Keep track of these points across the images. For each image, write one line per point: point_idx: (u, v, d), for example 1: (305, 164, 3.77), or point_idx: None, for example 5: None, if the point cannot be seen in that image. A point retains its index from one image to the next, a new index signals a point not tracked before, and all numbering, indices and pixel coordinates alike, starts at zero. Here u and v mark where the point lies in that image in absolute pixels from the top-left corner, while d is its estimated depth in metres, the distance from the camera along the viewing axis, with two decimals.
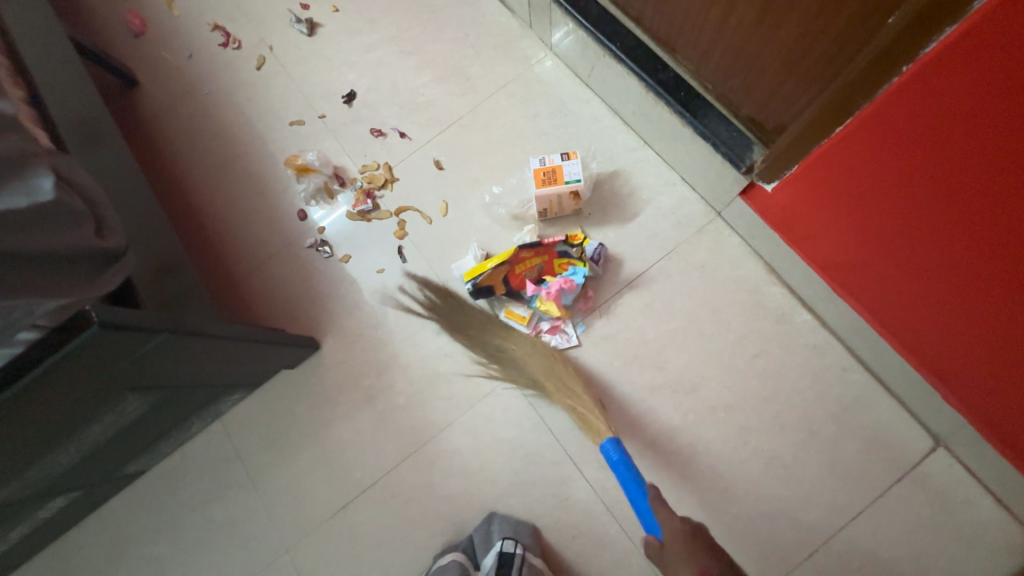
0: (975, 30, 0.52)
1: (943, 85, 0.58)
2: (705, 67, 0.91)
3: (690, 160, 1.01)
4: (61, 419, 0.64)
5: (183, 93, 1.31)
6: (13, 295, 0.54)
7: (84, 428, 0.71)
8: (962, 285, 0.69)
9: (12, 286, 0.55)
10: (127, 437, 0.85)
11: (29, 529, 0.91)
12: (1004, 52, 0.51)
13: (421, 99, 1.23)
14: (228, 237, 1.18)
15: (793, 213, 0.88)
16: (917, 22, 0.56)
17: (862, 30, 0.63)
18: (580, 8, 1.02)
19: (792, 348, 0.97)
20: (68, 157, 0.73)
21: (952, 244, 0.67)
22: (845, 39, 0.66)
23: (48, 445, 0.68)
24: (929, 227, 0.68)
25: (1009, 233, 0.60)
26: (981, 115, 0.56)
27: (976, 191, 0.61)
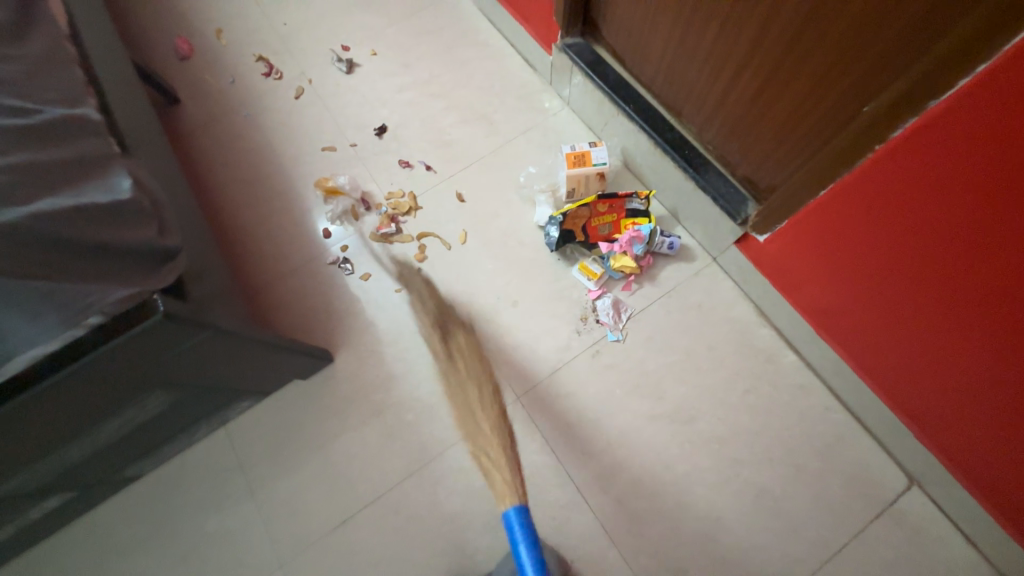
0: (930, 124, 0.64)
1: (908, 165, 0.69)
2: (708, 131, 1.05)
3: (690, 210, 1.13)
4: (92, 409, 0.67)
5: (222, 114, 1.40)
6: (93, 282, 0.61)
7: (107, 420, 0.73)
8: (932, 331, 0.79)
9: (92, 275, 0.61)
10: (135, 435, 0.85)
11: (16, 530, 0.88)
12: (954, 142, 0.63)
13: (446, 137, 1.34)
14: (252, 248, 1.23)
15: (781, 263, 0.99)
16: (888, 110, 0.68)
17: (842, 113, 0.77)
18: (598, 72, 1.16)
19: (780, 386, 1.05)
20: (135, 163, 0.79)
21: (921, 296, 0.77)
22: (827, 118, 0.79)
23: (70, 435, 0.70)
24: (901, 280, 0.79)
25: (968, 289, 0.70)
26: (938, 190, 0.67)
27: (937, 251, 0.71)
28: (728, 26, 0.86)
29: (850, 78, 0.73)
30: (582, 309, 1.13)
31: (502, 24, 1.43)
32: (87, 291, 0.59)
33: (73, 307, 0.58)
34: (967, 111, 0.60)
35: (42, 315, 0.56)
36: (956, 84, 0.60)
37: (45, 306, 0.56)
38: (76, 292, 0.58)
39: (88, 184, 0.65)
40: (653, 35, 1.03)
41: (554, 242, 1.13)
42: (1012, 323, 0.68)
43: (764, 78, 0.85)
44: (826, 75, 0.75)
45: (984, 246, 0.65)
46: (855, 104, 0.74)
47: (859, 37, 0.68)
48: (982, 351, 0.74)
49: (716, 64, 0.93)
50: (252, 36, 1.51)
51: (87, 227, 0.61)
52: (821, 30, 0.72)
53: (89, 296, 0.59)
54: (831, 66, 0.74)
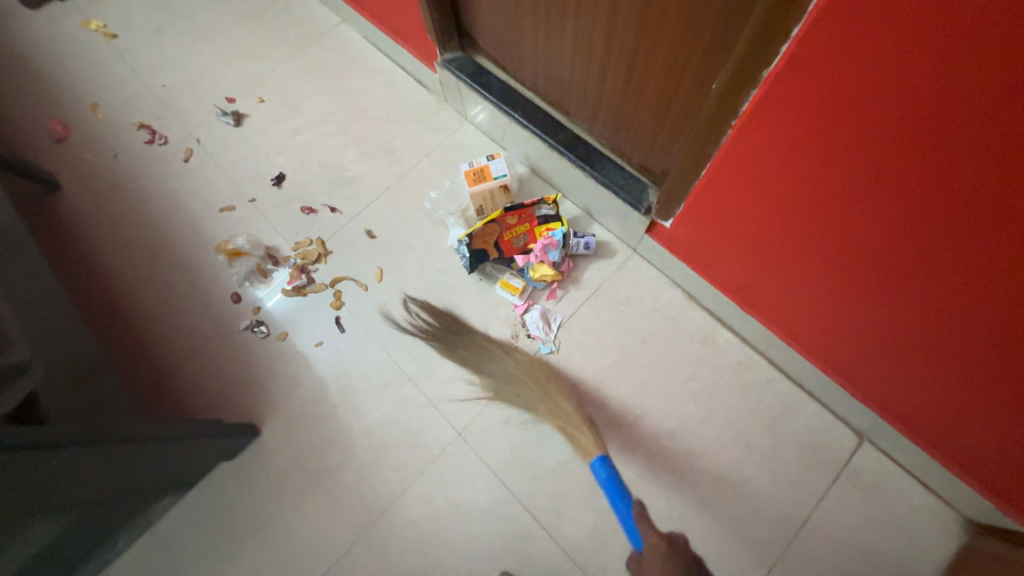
0: (768, 98, 0.61)
1: (763, 139, 0.66)
2: (597, 125, 1.02)
3: (601, 205, 1.09)
4: None
5: (108, 191, 1.32)
6: None
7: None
8: (836, 291, 0.77)
9: None
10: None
11: None
12: (794, 111, 0.59)
13: (349, 174, 1.29)
14: (157, 330, 1.15)
15: (691, 246, 0.96)
16: (728, 91, 0.64)
17: (703, 91, 0.75)
18: (482, 83, 1.13)
19: (719, 367, 1.03)
20: None
21: (816, 260, 0.75)
22: (693, 96, 0.77)
23: None
24: (795, 246, 0.76)
25: (853, 248, 0.68)
26: (797, 158, 0.64)
27: (816, 216, 0.69)
28: (581, 21, 0.84)
29: (698, 51, 0.70)
30: (511, 327, 1.09)
31: (387, 49, 1.39)
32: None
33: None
34: (795, 80, 0.56)
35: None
36: (775, 58, 0.56)
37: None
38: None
39: None
40: (523, 38, 1.01)
41: (471, 264, 1.08)
42: (918, 273, 0.63)
43: (627, 66, 0.83)
44: (676, 57, 0.74)
45: (875, 204, 0.60)
46: (709, 80, 0.72)
47: (693, 13, 0.66)
48: (884, 304, 0.72)
49: (584, 58, 0.90)
50: (131, 104, 1.44)
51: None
52: (660, 9, 0.70)
53: None
54: (679, 44, 0.72)
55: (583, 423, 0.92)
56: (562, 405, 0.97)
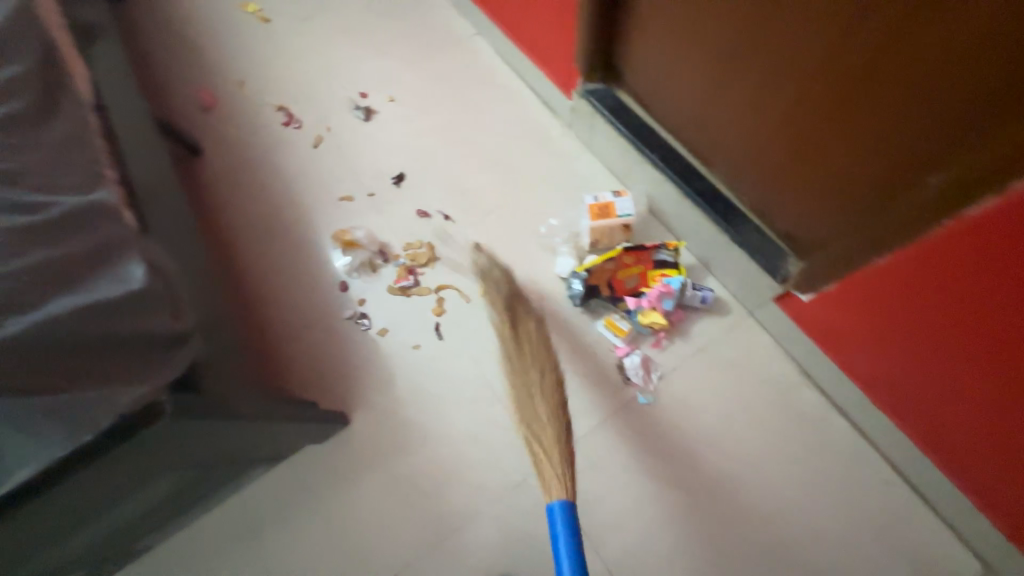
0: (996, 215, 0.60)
1: (968, 251, 0.65)
2: (741, 182, 1.00)
3: (726, 262, 1.06)
4: (100, 503, 0.64)
5: (242, 164, 1.41)
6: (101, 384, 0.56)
7: (118, 506, 0.70)
8: (993, 410, 0.74)
9: (100, 376, 0.57)
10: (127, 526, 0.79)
11: None
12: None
13: (465, 184, 1.31)
14: (267, 303, 1.21)
15: (827, 325, 0.92)
16: (959, 186, 0.64)
17: (900, 181, 0.73)
18: (622, 119, 1.13)
19: (829, 455, 0.96)
20: (151, 241, 0.78)
21: (982, 376, 0.73)
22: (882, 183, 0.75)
23: (77, 527, 0.67)
24: (959, 357, 0.74)
25: None
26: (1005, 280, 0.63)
27: (1004, 338, 0.67)
28: (769, 77, 0.83)
29: (910, 132, 0.68)
30: (609, 368, 1.06)
31: (521, 67, 1.41)
32: (86, 402, 0.54)
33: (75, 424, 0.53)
34: None
35: (45, 436, 0.52)
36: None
37: (47, 426, 0.52)
38: (78, 405, 0.54)
39: (100, 277, 0.62)
40: (683, 83, 1.00)
41: (580, 298, 1.08)
42: None
43: (808, 131, 0.82)
44: (881, 142, 0.72)
45: None
46: (915, 168, 0.70)
47: (921, 105, 0.65)
48: None
49: (754, 114, 0.89)
50: (273, 85, 1.53)
51: (91, 326, 0.57)
52: (880, 83, 0.69)
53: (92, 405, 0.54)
54: (888, 122, 0.70)
55: (558, 445, 0.82)
56: (537, 407, 0.89)
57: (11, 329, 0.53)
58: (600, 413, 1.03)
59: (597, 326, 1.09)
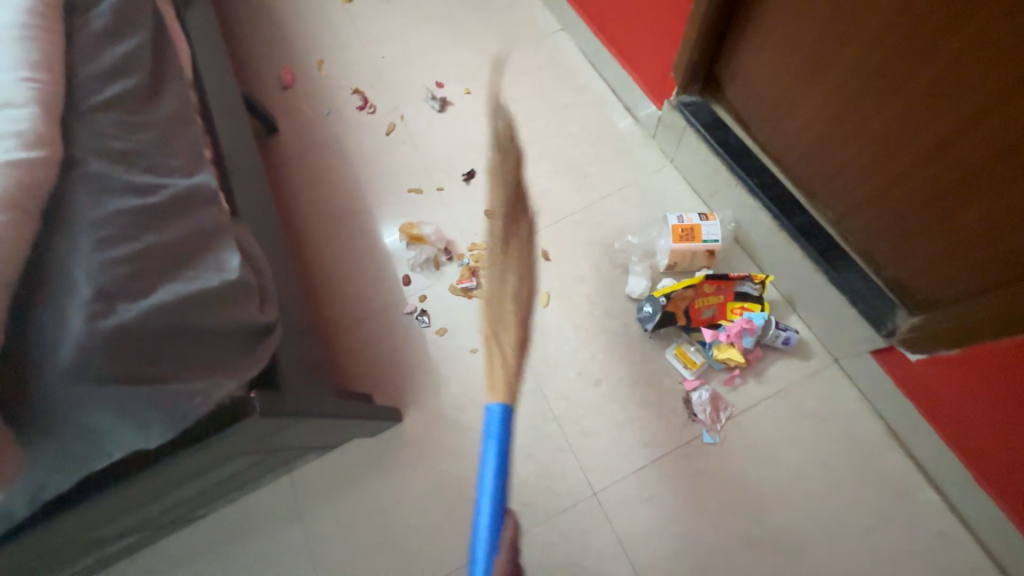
0: None
1: None
2: (849, 221, 0.90)
3: (816, 303, 0.98)
4: (182, 475, 0.65)
5: (316, 146, 1.42)
6: (200, 375, 0.56)
7: (194, 480, 0.71)
8: None
9: (200, 366, 0.57)
10: (196, 496, 0.81)
11: (91, 561, 0.89)
12: None
13: (536, 188, 1.27)
14: (330, 289, 1.22)
15: (936, 390, 0.83)
16: None
17: None
18: (718, 137, 1.05)
19: (914, 530, 0.88)
20: (241, 226, 0.78)
21: None
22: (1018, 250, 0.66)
23: (156, 495, 0.68)
24: None
25: None
26: None
27: None
28: (908, 117, 0.72)
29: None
30: (674, 401, 1.01)
31: (606, 70, 1.35)
32: (185, 394, 0.54)
33: (174, 417, 0.54)
34: None
35: (148, 425, 0.52)
36: None
37: (152, 416, 0.52)
38: (179, 398, 0.54)
39: (202, 263, 0.62)
40: (798, 108, 0.90)
41: (654, 325, 1.02)
42: None
43: (948, 183, 0.71)
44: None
45: None
46: None
47: None
48: None
49: (880, 154, 0.79)
50: (351, 68, 1.52)
51: (193, 315, 0.57)
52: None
53: (195, 396, 0.55)
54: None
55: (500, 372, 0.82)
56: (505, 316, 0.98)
57: (125, 315, 0.52)
58: (660, 445, 0.98)
59: (665, 354, 1.04)
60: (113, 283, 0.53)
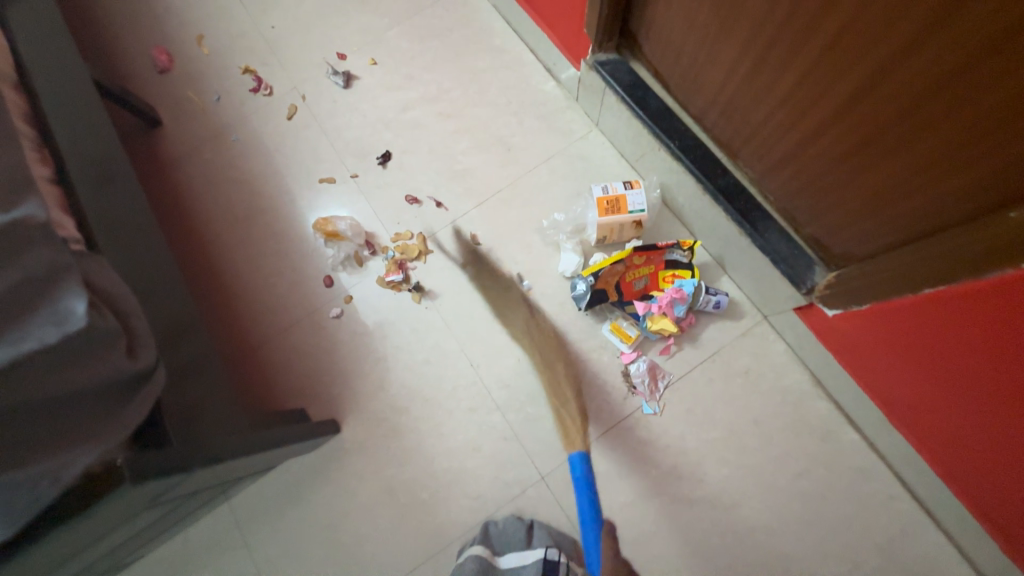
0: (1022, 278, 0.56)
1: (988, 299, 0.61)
2: (770, 180, 0.88)
3: (743, 263, 0.98)
4: (75, 544, 0.59)
5: (208, 138, 1.25)
6: (53, 447, 0.51)
7: (92, 545, 0.63)
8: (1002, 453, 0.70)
9: (54, 434, 0.52)
10: (109, 555, 0.75)
11: None
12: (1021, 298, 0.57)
13: (459, 167, 1.18)
14: (245, 300, 1.12)
15: (851, 342, 0.85)
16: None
17: (951, 208, 0.63)
18: (638, 99, 0.99)
19: (838, 469, 0.93)
20: (97, 258, 0.68)
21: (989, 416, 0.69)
22: (929, 210, 0.65)
23: (52, 566, 0.60)
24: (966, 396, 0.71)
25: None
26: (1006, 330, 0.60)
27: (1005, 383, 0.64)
28: (818, 70, 0.68)
29: (997, 158, 0.55)
30: (613, 377, 1.01)
31: (522, 27, 1.23)
32: (15, 488, 0.49)
33: (13, 509, 0.50)
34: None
35: None
36: None
37: None
38: (10, 492, 0.49)
39: (32, 317, 0.54)
40: (715, 63, 0.85)
41: (587, 303, 0.99)
42: None
43: (859, 138, 0.68)
44: (932, 161, 0.61)
45: None
46: (967, 196, 0.60)
47: (992, 127, 0.54)
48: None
49: (795, 112, 0.75)
50: (237, 42, 1.33)
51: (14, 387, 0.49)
52: (965, 94, 0.54)
53: (42, 478, 0.50)
54: (970, 143, 0.56)
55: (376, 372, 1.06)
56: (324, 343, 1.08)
57: None
58: (602, 420, 0.99)
59: (601, 330, 1.03)
60: None
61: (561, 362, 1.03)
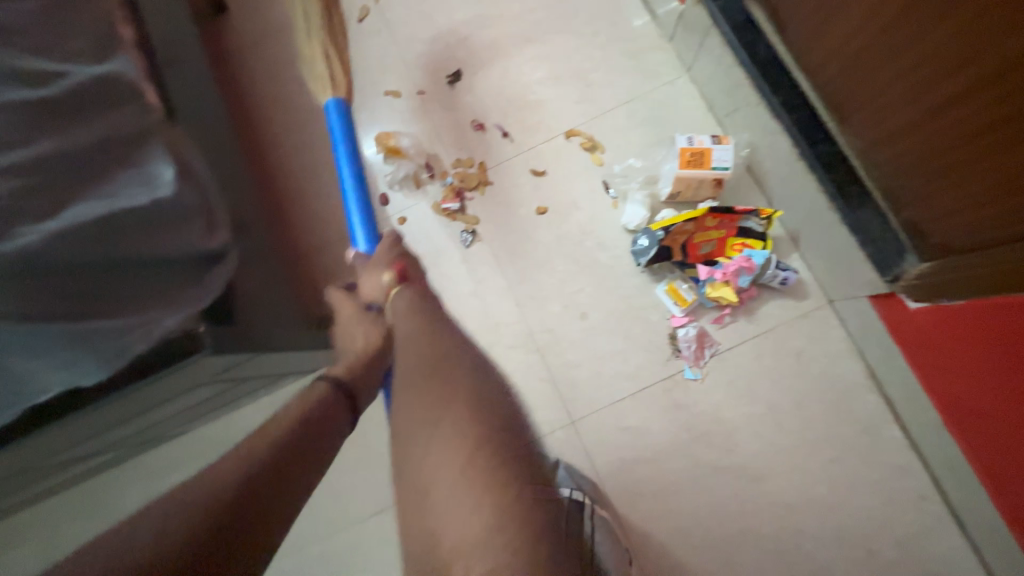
0: None
1: None
2: (878, 150, 0.78)
3: (821, 241, 0.92)
4: (141, 405, 0.60)
5: (275, 31, 1.20)
6: (136, 306, 0.53)
7: (154, 409, 0.65)
8: None
9: (138, 291, 0.54)
10: (164, 421, 0.78)
11: (59, 483, 0.84)
12: None
13: (531, 97, 1.11)
14: (299, 204, 1.11)
15: (923, 339, 0.82)
16: None
17: None
18: (747, 43, 0.90)
19: (872, 462, 0.92)
20: (180, 131, 0.66)
21: None
22: None
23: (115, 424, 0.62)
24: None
25: None
26: None
27: None
28: (987, 20, 0.56)
29: None
30: (660, 336, 0.99)
31: None
32: (111, 332, 0.51)
33: (104, 355, 0.52)
34: None
35: (78, 364, 0.51)
36: None
37: (78, 354, 0.51)
38: (106, 335, 0.51)
39: (123, 175, 0.55)
40: (845, 6, 0.73)
41: (649, 258, 0.96)
42: None
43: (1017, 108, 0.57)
44: None
45: None
46: None
47: None
48: None
49: (937, 70, 0.64)
50: None
51: (105, 242, 0.51)
52: None
53: (129, 331, 0.52)
54: None
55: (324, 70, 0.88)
56: None
57: (26, 240, 0.48)
58: (641, 376, 0.98)
59: (656, 289, 1.00)
60: (9, 200, 0.49)
61: (609, 314, 1.01)
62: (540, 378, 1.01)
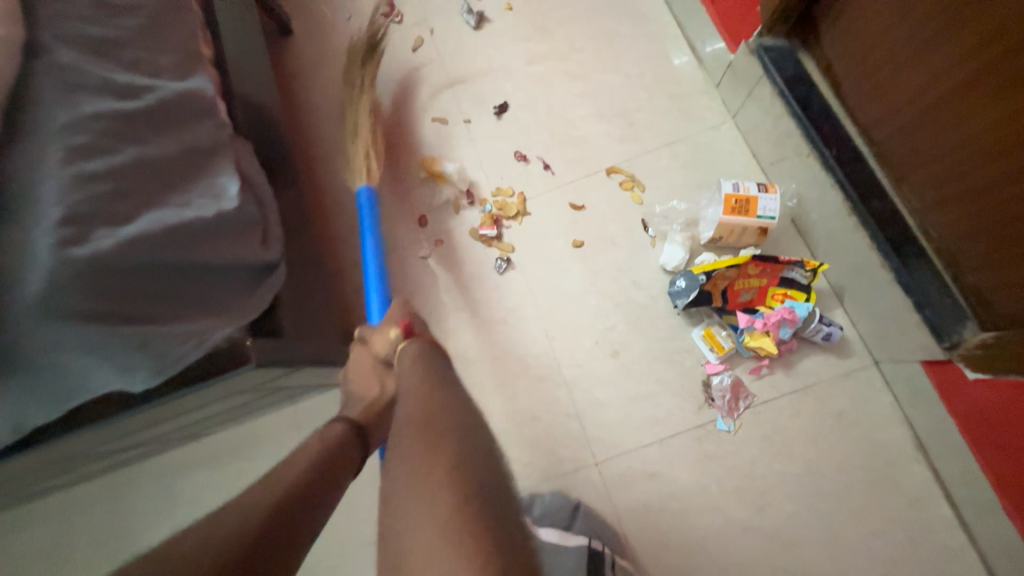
0: None
1: None
2: (936, 213, 0.77)
3: (870, 299, 0.89)
4: (184, 407, 0.62)
5: (334, 55, 1.26)
6: (195, 314, 0.53)
7: (193, 412, 0.67)
8: None
9: (198, 300, 0.54)
10: (195, 425, 0.79)
11: (84, 475, 0.85)
12: None
13: (575, 133, 1.13)
14: (340, 220, 1.14)
15: (981, 413, 0.77)
16: None
17: None
18: (800, 96, 0.90)
19: (919, 539, 0.85)
20: (245, 147, 0.69)
21: None
22: None
23: (157, 421, 0.64)
24: None
25: None
26: None
27: None
28: None
29: None
30: (693, 383, 0.96)
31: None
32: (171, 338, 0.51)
33: (161, 361, 0.52)
34: None
35: (134, 368, 0.51)
36: None
37: (136, 359, 0.50)
38: (165, 341, 0.51)
39: (191, 187, 0.56)
40: (910, 73, 0.73)
41: (687, 302, 0.94)
42: None
43: None
44: None
45: None
46: None
47: None
48: None
49: (1000, 140, 0.64)
50: None
51: (174, 250, 0.52)
52: None
53: (187, 340, 0.52)
54: None
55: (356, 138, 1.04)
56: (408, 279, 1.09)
57: (103, 243, 0.47)
58: (671, 423, 0.95)
59: (691, 333, 0.98)
60: (85, 202, 0.48)
61: (642, 355, 0.99)
62: (567, 414, 0.98)
